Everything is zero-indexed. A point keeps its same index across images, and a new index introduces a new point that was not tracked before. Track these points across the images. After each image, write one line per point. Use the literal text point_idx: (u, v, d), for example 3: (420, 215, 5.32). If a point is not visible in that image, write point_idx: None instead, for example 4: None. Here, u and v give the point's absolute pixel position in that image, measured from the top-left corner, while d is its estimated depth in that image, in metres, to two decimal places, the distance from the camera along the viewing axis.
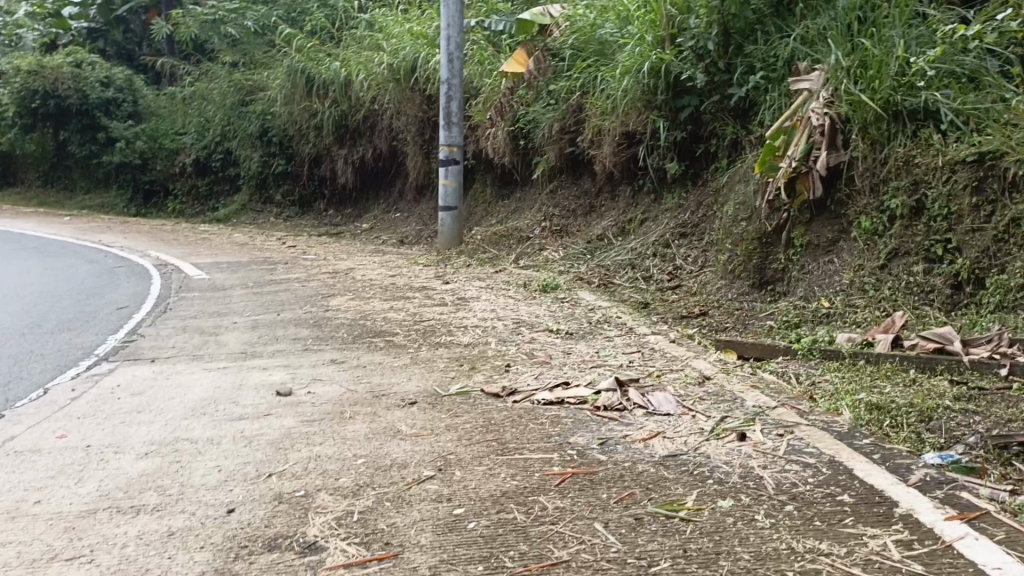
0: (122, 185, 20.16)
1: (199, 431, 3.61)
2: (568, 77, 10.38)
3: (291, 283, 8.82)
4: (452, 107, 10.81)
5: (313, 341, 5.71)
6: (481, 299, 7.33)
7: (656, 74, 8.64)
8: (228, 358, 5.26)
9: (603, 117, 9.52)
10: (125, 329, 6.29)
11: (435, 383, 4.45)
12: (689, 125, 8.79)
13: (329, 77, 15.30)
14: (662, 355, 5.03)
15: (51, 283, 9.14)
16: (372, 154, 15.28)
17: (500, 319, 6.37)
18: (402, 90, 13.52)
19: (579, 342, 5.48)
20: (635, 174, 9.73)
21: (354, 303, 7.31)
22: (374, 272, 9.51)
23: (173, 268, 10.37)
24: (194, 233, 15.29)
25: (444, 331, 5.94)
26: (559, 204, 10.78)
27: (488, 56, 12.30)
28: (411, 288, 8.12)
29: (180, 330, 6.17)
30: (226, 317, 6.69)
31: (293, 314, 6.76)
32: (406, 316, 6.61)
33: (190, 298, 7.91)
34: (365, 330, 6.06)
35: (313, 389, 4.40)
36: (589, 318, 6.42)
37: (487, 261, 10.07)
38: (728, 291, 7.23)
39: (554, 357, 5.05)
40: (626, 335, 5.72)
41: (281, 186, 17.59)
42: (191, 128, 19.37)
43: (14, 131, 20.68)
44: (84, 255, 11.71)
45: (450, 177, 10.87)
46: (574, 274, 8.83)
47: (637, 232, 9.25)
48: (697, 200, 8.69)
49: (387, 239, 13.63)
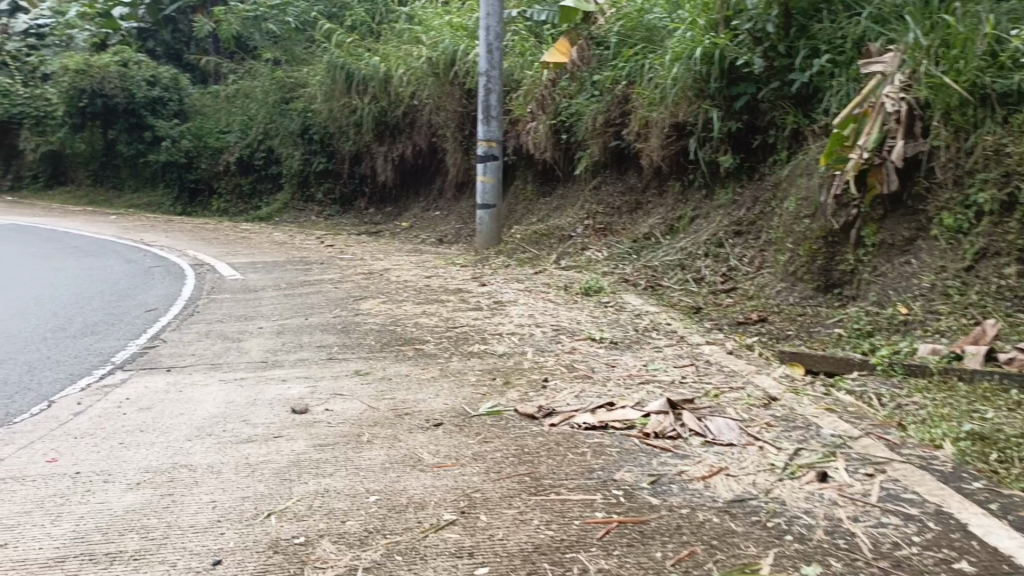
0: (168, 184, 20.22)
1: (199, 456, 3.20)
2: (613, 66, 9.83)
3: (324, 284, 8.50)
4: (491, 100, 10.35)
5: (338, 349, 5.33)
6: (520, 303, 6.88)
7: (709, 61, 8.06)
8: (247, 367, 4.86)
9: (650, 108, 8.94)
10: (148, 334, 5.96)
11: (466, 399, 4.03)
12: (745, 115, 8.19)
13: (369, 73, 14.99)
14: (717, 369, 4.53)
15: (84, 284, 8.97)
16: (412, 151, 14.98)
17: (540, 326, 5.92)
18: (441, 84, 13.11)
19: (625, 354, 4.99)
20: (684, 168, 9.20)
21: (386, 306, 6.94)
22: (411, 273, 9.15)
23: (208, 269, 10.15)
24: (234, 231, 15.15)
25: (479, 339, 5.52)
26: (603, 200, 10.28)
27: (530, 47, 11.83)
28: (447, 290, 7.71)
29: (202, 336, 5.81)
30: (252, 321, 6.34)
31: (321, 319, 6.39)
32: (438, 321, 6.20)
33: (221, 300, 7.64)
34: (395, 337, 5.68)
35: (331, 405, 3.98)
36: (637, 324, 5.93)
37: (527, 261, 9.61)
38: (789, 295, 6.68)
39: (597, 371, 4.58)
40: (676, 344, 5.22)
41: (322, 184, 17.42)
42: (235, 126, 19.31)
43: (63, 130, 20.88)
44: (123, 254, 11.60)
45: (489, 173, 10.43)
46: (619, 275, 8.33)
47: (687, 231, 8.72)
48: (753, 196, 8.12)
49: (427, 237, 13.30)
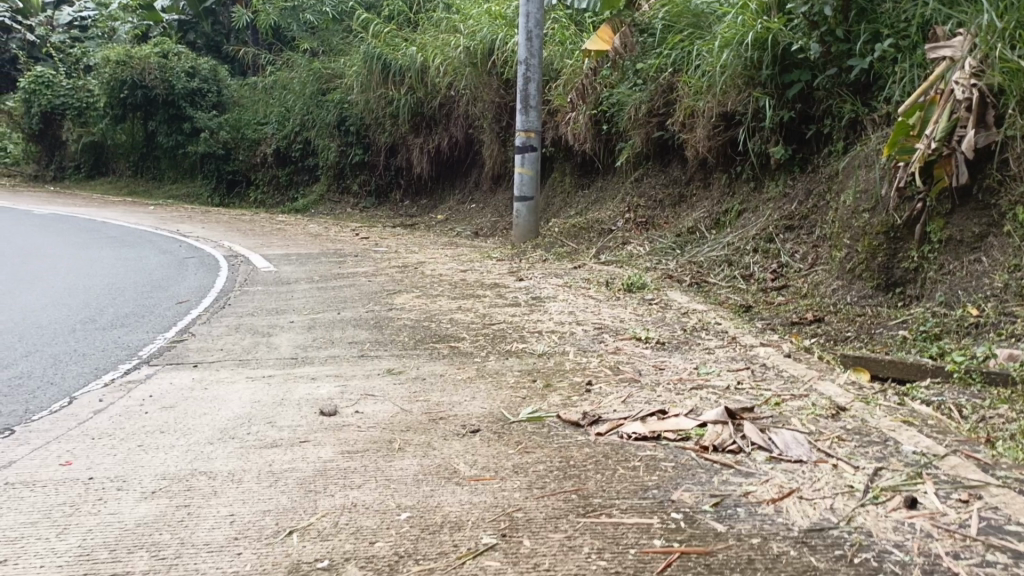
0: (206, 175, 20.30)
1: (220, 462, 2.97)
2: (658, 53, 9.45)
3: (358, 277, 8.30)
4: (531, 90, 10.05)
5: (371, 346, 5.10)
6: (560, 299, 6.58)
7: (761, 46, 7.72)
8: (276, 364, 4.64)
9: (697, 97, 8.58)
10: (177, 327, 5.79)
11: (505, 404, 3.76)
12: (799, 103, 7.80)
13: (405, 63, 14.77)
14: (775, 374, 4.19)
15: (119, 275, 8.89)
16: (448, 143, 14.75)
17: (581, 324, 5.62)
18: (478, 74, 12.83)
19: (674, 355, 4.67)
20: (731, 160, 8.81)
21: (421, 300, 6.70)
22: (447, 266, 8.91)
23: (242, 260, 10.02)
24: (270, 223, 15.08)
25: (519, 337, 5.23)
26: (645, 193, 9.94)
27: (570, 36, 11.49)
28: (484, 285, 7.45)
29: (231, 330, 5.61)
30: (283, 315, 6.14)
31: (354, 313, 6.16)
32: (475, 317, 5.94)
33: (253, 292, 7.48)
34: (429, 333, 5.43)
35: (361, 407, 3.73)
36: (684, 323, 5.61)
37: (566, 255, 9.31)
38: (847, 294, 6.30)
39: (645, 374, 4.27)
40: (728, 346, 4.89)
41: (358, 176, 17.29)
42: (272, 117, 19.29)
43: (104, 121, 21.05)
44: (158, 245, 11.55)
45: (527, 165, 10.13)
46: (663, 271, 7.99)
47: (734, 225, 8.35)
48: (805, 189, 7.72)
49: (463, 230, 13.07)
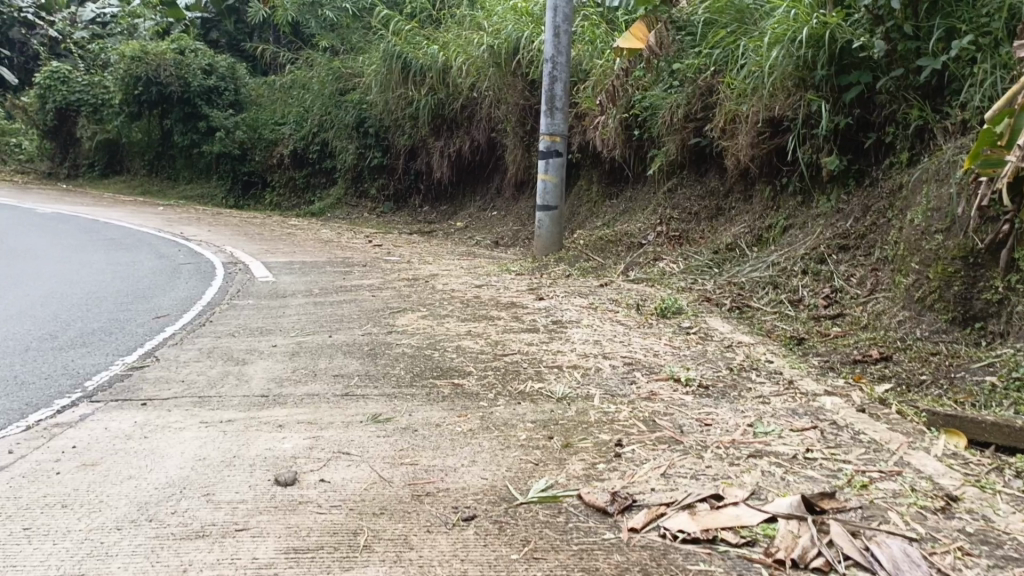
0: (222, 176, 19.75)
1: (118, 566, 2.26)
2: (697, 53, 8.65)
3: (362, 291, 7.55)
4: (556, 90, 9.23)
5: (359, 381, 4.32)
6: (584, 325, 5.76)
7: (816, 45, 6.84)
8: (241, 404, 3.87)
9: (741, 100, 7.76)
10: (143, 350, 5.09)
11: (510, 473, 2.96)
12: (857, 108, 6.93)
13: (426, 62, 14.02)
14: (851, 439, 3.33)
15: (106, 282, 8.25)
16: (470, 147, 14.02)
17: (608, 358, 4.80)
18: (503, 75, 12.06)
19: (720, 407, 3.83)
20: (777, 170, 7.96)
21: (424, 322, 5.92)
22: (460, 280, 8.14)
23: (242, 268, 9.34)
24: (281, 227, 14.44)
25: (536, 375, 4.42)
26: (679, 205, 9.12)
27: (601, 34, 10.69)
28: (499, 304, 6.65)
29: (202, 356, 4.89)
30: (267, 337, 5.40)
31: (347, 336, 5.41)
32: (485, 346, 5.14)
33: (243, 307, 6.76)
34: (429, 366, 4.65)
35: (328, 474, 2.94)
36: (729, 360, 4.77)
37: (590, 271, 8.50)
38: (915, 328, 5.40)
39: (687, 433, 3.43)
40: (786, 395, 4.03)
41: (376, 179, 16.59)
42: (290, 117, 18.69)
43: (120, 119, 20.60)
44: (157, 249, 10.92)
45: (550, 171, 9.31)
46: (698, 292, 7.15)
47: (779, 242, 7.49)
48: (863, 203, 6.84)
49: (481, 239, 12.31)
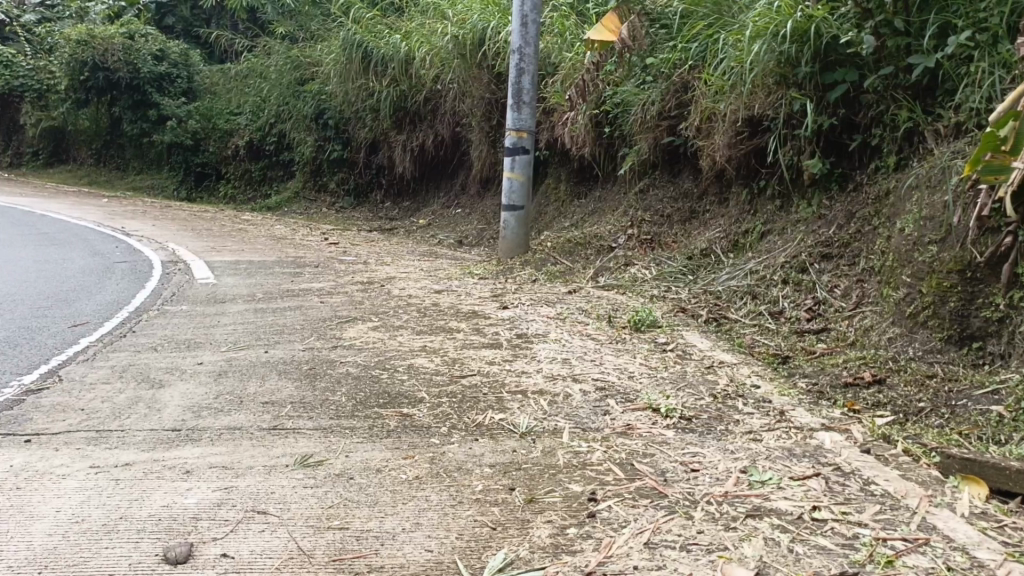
0: (174, 167, 18.84)
1: None
2: (672, 47, 8.21)
3: (310, 295, 6.92)
4: (523, 83, 8.68)
5: (292, 409, 3.74)
6: (551, 340, 5.23)
7: (801, 39, 6.40)
8: (145, 442, 3.28)
9: (718, 97, 7.32)
10: (49, 367, 4.45)
11: (462, 543, 2.44)
12: (841, 108, 6.50)
13: (388, 53, 13.36)
14: (862, 491, 2.85)
15: (29, 282, 7.51)
16: (432, 142, 13.44)
17: (577, 382, 4.29)
18: (468, 67, 11.48)
19: (707, 446, 3.33)
20: (755, 173, 7.55)
21: (375, 335, 5.34)
22: (418, 284, 7.54)
23: (183, 267, 8.64)
24: (233, 222, 13.68)
25: (497, 406, 3.88)
26: (651, 207, 8.67)
27: (571, 26, 10.15)
28: (459, 314, 6.09)
29: (113, 376, 4.25)
30: (194, 353, 4.78)
31: (286, 352, 4.82)
32: (441, 365, 4.58)
33: (174, 314, 6.10)
34: (374, 390, 4.09)
35: (234, 545, 2.42)
36: (711, 383, 4.28)
37: (557, 275, 7.99)
38: (908, 346, 4.93)
39: (671, 481, 2.91)
40: (778, 430, 3.55)
41: (335, 173, 15.88)
42: (246, 107, 17.86)
43: (66, 106, 19.56)
44: (92, 244, 10.14)
45: (516, 169, 8.75)
46: (673, 302, 6.68)
47: (758, 249, 7.05)
48: (846, 209, 6.43)
49: (444, 238, 11.74)
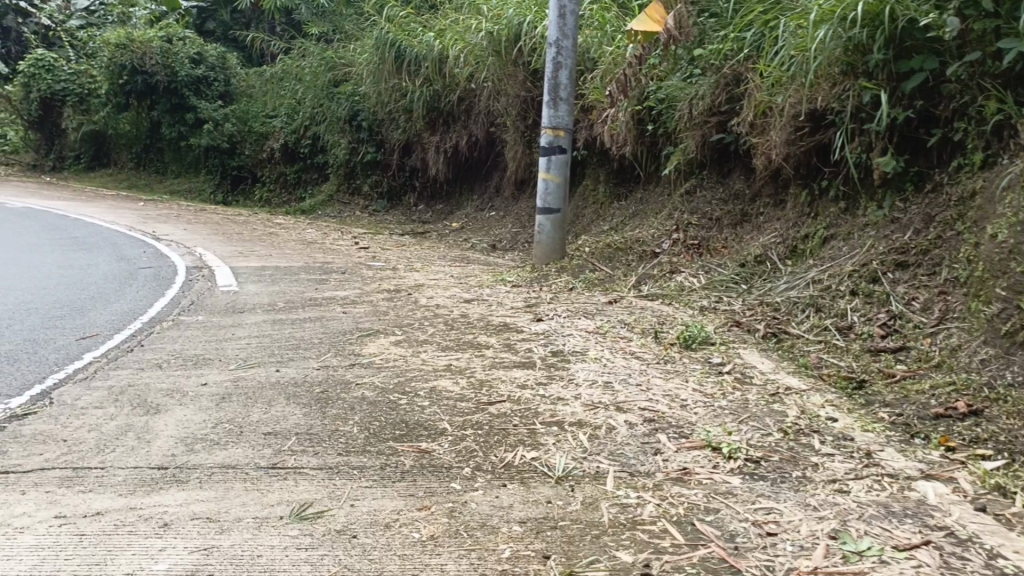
0: (210, 170, 18.69)
1: None
2: (722, 37, 7.71)
3: (333, 305, 6.48)
4: (561, 78, 8.13)
5: (296, 442, 3.27)
6: (590, 359, 4.71)
7: (872, 24, 5.81)
8: (124, 484, 2.82)
9: (776, 90, 6.79)
10: (41, 387, 4.03)
11: None
12: (918, 99, 5.91)
13: (422, 51, 12.92)
14: (986, 569, 2.37)
15: (45, 288, 7.18)
16: (467, 142, 13.00)
17: (621, 412, 3.75)
18: (503, 64, 10.95)
19: (783, 500, 2.82)
20: (816, 172, 6.94)
21: (396, 351, 4.86)
22: (448, 293, 7.07)
23: (206, 274, 8.26)
24: (265, 226, 13.38)
25: (530, 440, 3.37)
26: (698, 209, 8.08)
27: (612, 18, 9.65)
28: (490, 327, 5.58)
29: (106, 398, 3.80)
30: (199, 372, 4.33)
31: (298, 371, 4.36)
32: (467, 389, 4.09)
33: (188, 325, 5.69)
34: (391, 418, 3.61)
35: None
36: (777, 416, 3.74)
37: (597, 283, 7.45)
38: (1005, 370, 4.24)
39: (744, 551, 2.43)
40: (868, 479, 3.04)
41: (369, 175, 15.52)
42: (282, 110, 17.62)
43: (106, 109, 19.56)
44: (118, 249, 9.85)
45: (553, 169, 8.22)
46: (725, 314, 6.10)
47: (819, 255, 6.45)
48: (923, 212, 5.80)
49: (478, 242, 11.26)
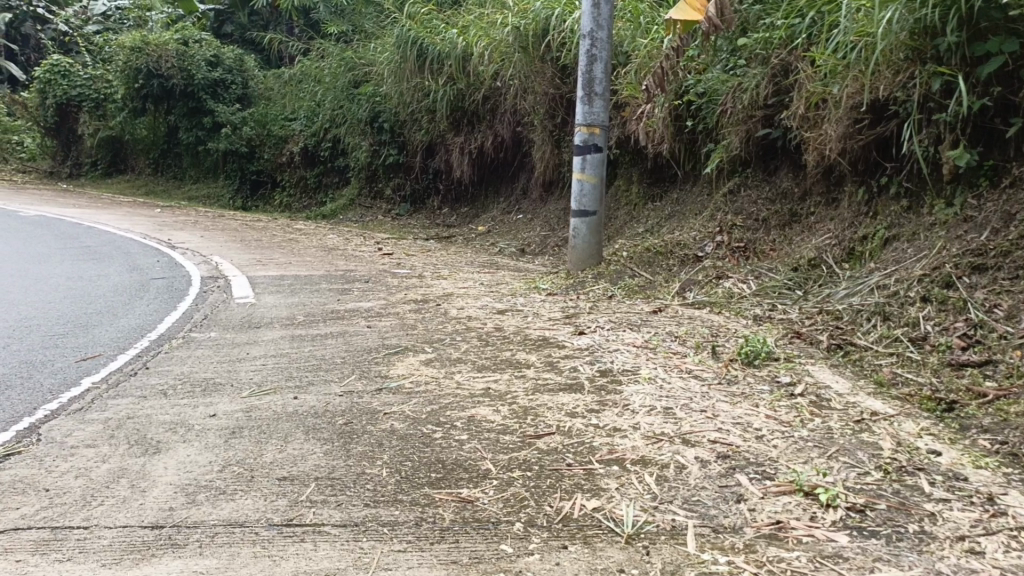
0: (229, 175, 18.38)
1: None
2: (769, 25, 7.20)
3: (357, 319, 6.01)
4: (595, 72, 7.63)
5: (316, 489, 2.82)
6: (643, 379, 4.22)
7: (943, 4, 5.29)
8: (110, 549, 2.39)
9: (832, 79, 6.26)
10: (30, 421, 3.60)
11: None
12: (995, 86, 5.39)
13: (445, 49, 12.44)
14: None
15: (51, 303, 6.80)
16: (492, 143, 12.55)
17: (690, 446, 3.25)
18: (530, 61, 10.46)
19: (906, 566, 2.32)
20: (874, 168, 6.41)
21: (427, 372, 4.39)
22: (479, 303, 6.58)
23: (221, 285, 7.84)
24: (285, 232, 12.99)
25: (589, 485, 2.88)
26: (743, 209, 7.55)
27: (646, 9, 9.16)
28: (529, 343, 5.09)
29: (102, 434, 3.38)
30: (208, 401, 3.88)
31: (318, 399, 3.90)
32: (509, 418, 3.61)
33: (199, 343, 5.26)
34: (425, 456, 3.14)
35: None
36: (871, 449, 3.22)
37: (637, 290, 6.94)
38: None
39: None
40: (1002, 535, 2.51)
41: (391, 179, 15.10)
42: (302, 113, 17.27)
43: (124, 115, 19.30)
44: (131, 259, 9.48)
45: (588, 169, 7.72)
46: (783, 324, 5.57)
47: (883, 257, 5.90)
48: (1002, 208, 5.25)
49: (505, 246, 10.78)
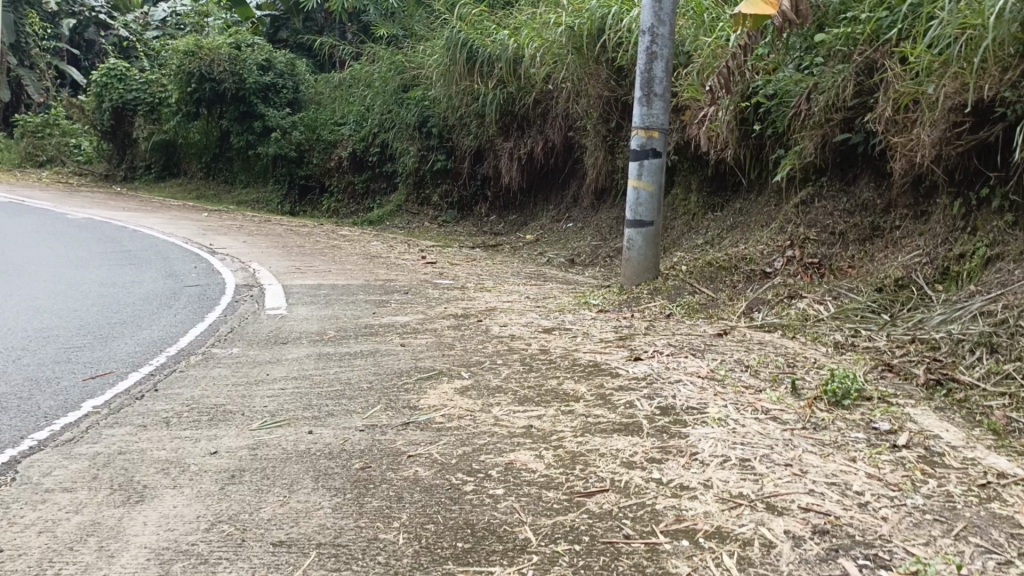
0: (278, 179, 18.20)
1: None
2: (850, 20, 6.52)
3: (390, 337, 5.51)
4: (656, 71, 7.03)
5: (316, 562, 2.31)
6: (711, 420, 3.60)
7: None
8: None
9: (927, 77, 5.57)
10: (9, 455, 3.16)
11: None
12: None
13: (496, 51, 11.92)
14: None
15: (77, 310, 6.49)
16: (543, 148, 12.03)
17: (778, 514, 2.64)
18: (585, 62, 9.87)
19: None
20: (973, 178, 5.71)
21: (462, 404, 3.85)
22: (525, 320, 6.02)
23: (255, 293, 7.46)
24: (329, 238, 12.65)
25: (652, 568, 2.31)
26: (817, 222, 6.86)
27: (711, 7, 8.51)
28: (578, 370, 4.50)
29: (84, 475, 2.93)
30: (212, 434, 3.40)
31: (335, 435, 3.39)
32: (554, 467, 3.05)
33: (219, 361, 4.82)
34: (452, 518, 2.60)
35: None
36: (1009, 528, 2.58)
37: (699, 308, 6.30)
38: None
39: None
40: None
41: (439, 185, 14.68)
42: (351, 117, 16.99)
43: (177, 118, 19.31)
44: (169, 264, 9.19)
45: (645, 176, 7.11)
46: (870, 353, 4.88)
47: (986, 277, 5.17)
48: None
49: (554, 256, 10.21)
